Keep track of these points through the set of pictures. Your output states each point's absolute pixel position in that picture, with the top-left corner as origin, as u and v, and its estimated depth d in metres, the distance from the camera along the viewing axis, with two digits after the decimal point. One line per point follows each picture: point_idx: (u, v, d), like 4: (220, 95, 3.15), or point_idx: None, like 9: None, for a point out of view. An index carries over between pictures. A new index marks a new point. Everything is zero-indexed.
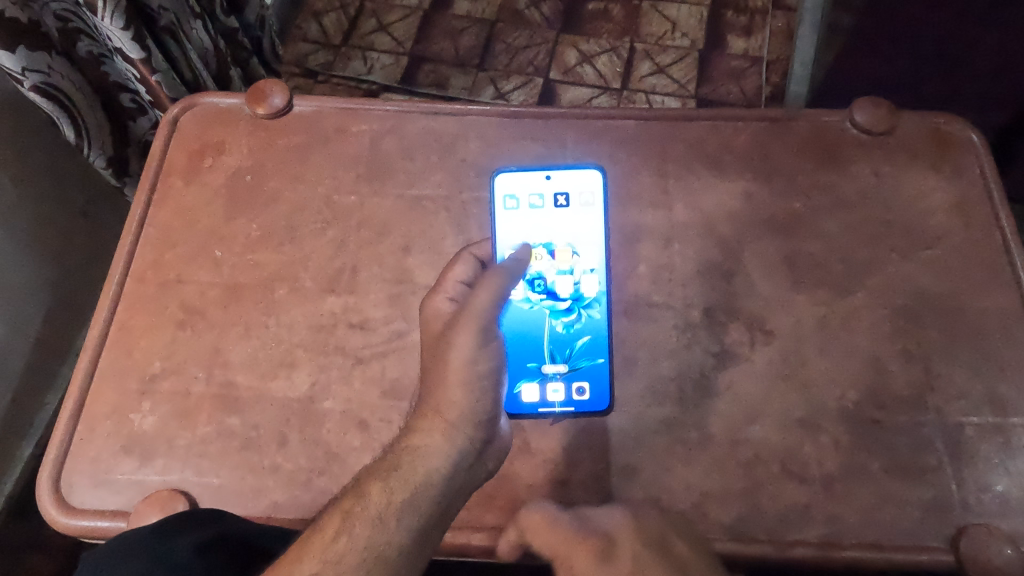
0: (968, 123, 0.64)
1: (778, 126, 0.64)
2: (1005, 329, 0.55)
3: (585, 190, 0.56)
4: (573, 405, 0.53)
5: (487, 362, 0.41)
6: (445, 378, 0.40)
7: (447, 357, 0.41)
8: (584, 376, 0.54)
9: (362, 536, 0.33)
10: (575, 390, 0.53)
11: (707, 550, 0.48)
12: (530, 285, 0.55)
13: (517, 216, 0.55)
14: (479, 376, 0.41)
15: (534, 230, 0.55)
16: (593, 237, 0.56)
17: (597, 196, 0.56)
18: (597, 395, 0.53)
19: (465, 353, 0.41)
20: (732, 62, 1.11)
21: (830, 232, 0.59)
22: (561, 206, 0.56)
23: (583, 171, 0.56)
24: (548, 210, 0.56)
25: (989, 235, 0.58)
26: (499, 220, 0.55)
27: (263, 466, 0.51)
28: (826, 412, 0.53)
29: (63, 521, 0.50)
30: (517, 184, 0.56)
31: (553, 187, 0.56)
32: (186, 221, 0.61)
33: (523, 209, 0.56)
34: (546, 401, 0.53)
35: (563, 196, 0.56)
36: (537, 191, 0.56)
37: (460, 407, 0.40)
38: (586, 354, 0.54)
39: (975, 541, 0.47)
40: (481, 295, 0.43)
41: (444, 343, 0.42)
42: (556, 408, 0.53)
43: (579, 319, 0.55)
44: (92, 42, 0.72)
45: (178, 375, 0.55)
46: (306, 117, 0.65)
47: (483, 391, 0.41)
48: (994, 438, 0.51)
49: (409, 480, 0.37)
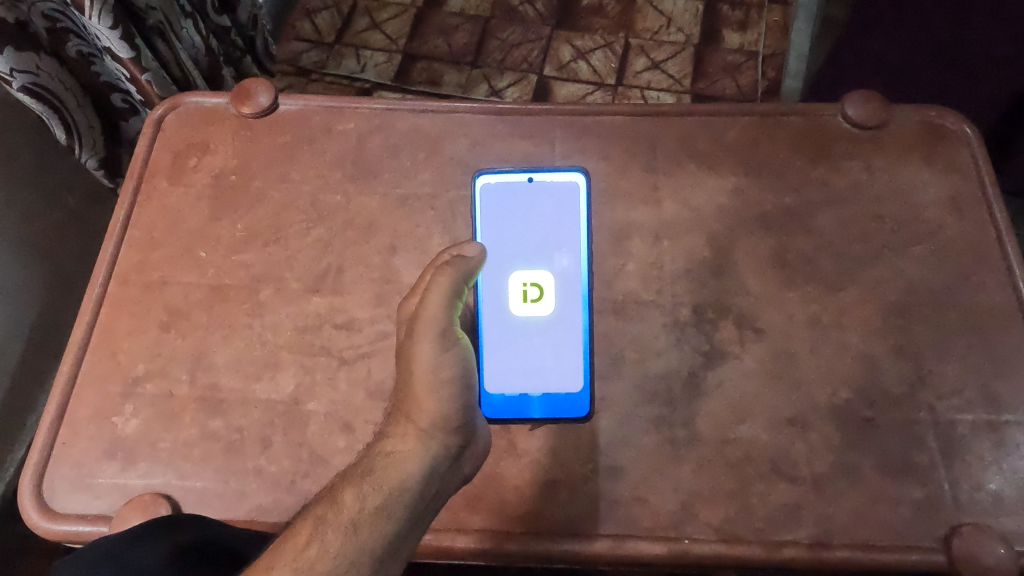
0: (962, 116, 0.63)
1: (769, 121, 0.63)
2: (999, 325, 0.54)
3: (566, 194, 0.54)
4: (552, 412, 0.52)
5: (450, 366, 0.41)
6: (413, 386, 0.40)
7: (411, 364, 0.40)
8: (564, 383, 0.52)
9: (335, 541, 0.32)
10: (555, 397, 0.52)
11: (695, 552, 0.48)
12: (511, 292, 0.53)
13: (496, 220, 0.54)
14: (445, 381, 0.40)
15: (516, 235, 0.54)
16: (575, 243, 0.54)
17: (578, 202, 0.54)
18: (578, 404, 0.52)
19: (426, 360, 0.40)
20: (727, 56, 1.10)
21: (822, 228, 0.58)
22: (543, 211, 0.54)
23: (566, 175, 0.54)
24: (529, 215, 0.54)
25: (983, 230, 0.58)
26: (479, 226, 0.54)
27: (246, 469, 0.51)
28: (817, 410, 0.52)
29: (44, 526, 0.50)
30: (497, 189, 0.54)
31: (534, 191, 0.54)
32: (170, 222, 0.60)
33: (504, 213, 0.54)
34: (524, 408, 0.52)
35: (543, 199, 0.54)
36: (518, 196, 0.54)
37: (431, 412, 0.39)
38: (567, 362, 0.53)
39: (968, 541, 0.46)
40: (432, 299, 0.42)
41: (406, 350, 0.41)
42: (534, 415, 0.52)
43: (560, 327, 0.53)
44: (81, 42, 0.71)
45: (161, 377, 0.54)
46: (292, 116, 0.64)
47: (451, 394, 0.40)
48: (988, 436, 0.50)
49: (383, 485, 0.35)
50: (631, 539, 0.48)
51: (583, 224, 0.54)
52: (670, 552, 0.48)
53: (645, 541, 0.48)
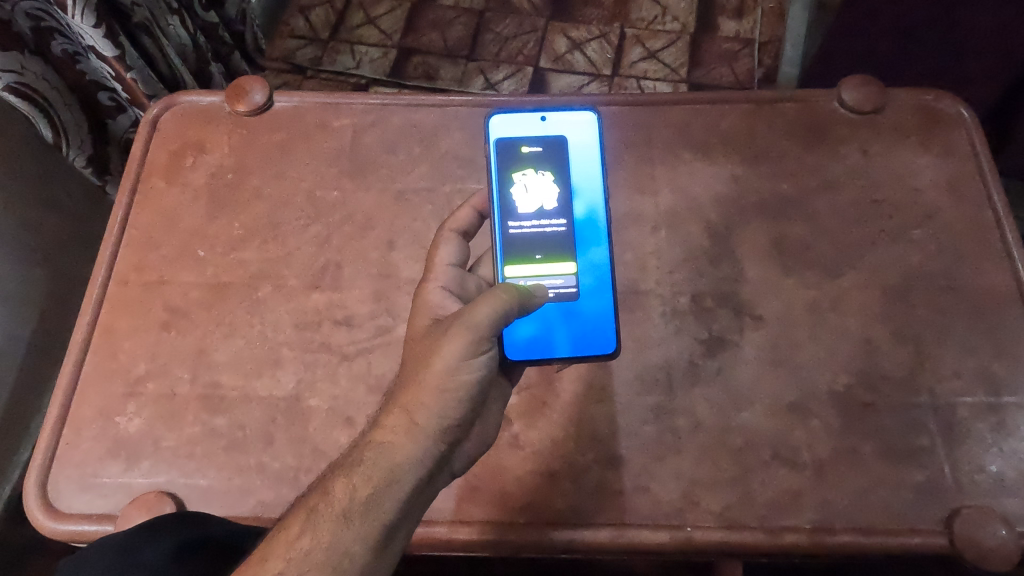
0: (959, 99, 0.63)
1: (766, 109, 0.63)
2: (999, 308, 0.54)
3: (578, 133, 0.52)
4: (575, 353, 0.49)
5: (470, 374, 0.38)
6: (425, 380, 0.37)
7: (430, 358, 0.38)
8: (585, 324, 0.50)
9: (327, 533, 0.32)
10: (580, 338, 0.49)
11: (698, 539, 0.48)
12: (531, 230, 0.50)
13: (511, 159, 0.51)
14: (460, 387, 0.38)
15: (531, 174, 0.51)
16: (591, 181, 0.51)
17: (592, 141, 0.52)
18: (602, 340, 0.49)
19: (451, 364, 0.38)
20: (724, 44, 1.10)
21: (821, 214, 0.58)
22: (558, 149, 0.52)
23: (579, 114, 0.52)
24: (545, 153, 0.51)
25: (980, 212, 0.57)
26: (495, 163, 0.51)
27: (249, 466, 0.51)
28: (818, 396, 0.52)
29: (50, 526, 0.50)
30: (511, 128, 0.52)
31: (548, 129, 0.52)
32: (167, 222, 0.60)
33: (517, 155, 0.51)
34: (551, 348, 0.49)
35: (558, 139, 0.52)
36: (533, 135, 0.52)
37: (433, 411, 0.37)
38: (588, 304, 0.50)
39: (969, 523, 0.47)
40: (483, 307, 0.39)
41: (433, 343, 0.39)
42: (561, 353, 0.49)
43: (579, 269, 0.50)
44: (66, 41, 0.70)
45: (163, 377, 0.54)
46: (286, 114, 0.64)
47: (459, 401, 0.38)
48: (987, 418, 0.50)
49: (373, 474, 0.35)
50: (634, 528, 0.48)
51: (598, 162, 0.52)
52: (673, 540, 0.48)
53: (648, 529, 0.48)
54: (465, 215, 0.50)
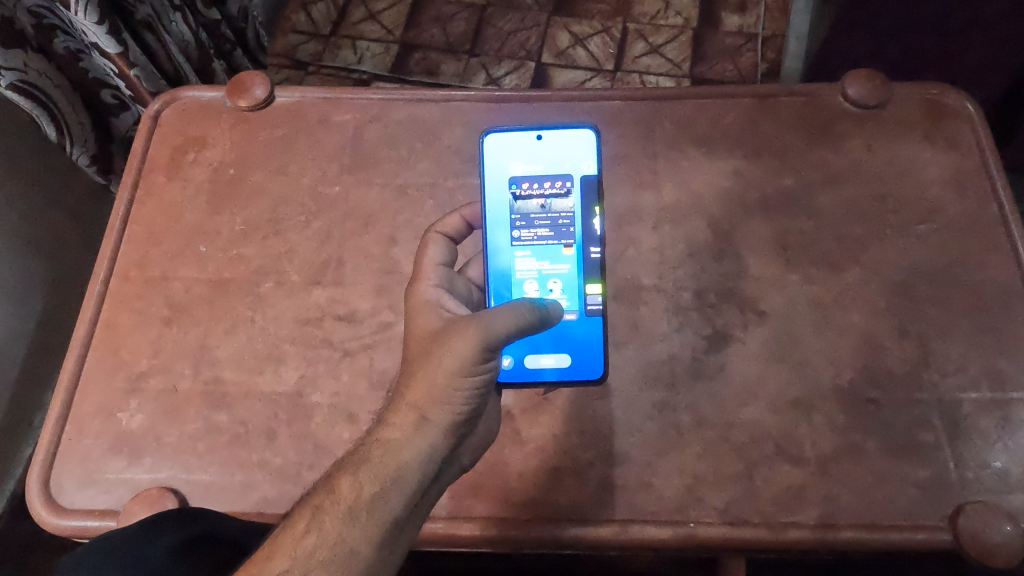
0: (965, 93, 0.62)
1: (769, 103, 0.62)
2: (1004, 303, 0.54)
3: (574, 151, 0.51)
4: (563, 376, 0.50)
5: (476, 377, 0.38)
6: (432, 380, 0.37)
7: (438, 358, 0.38)
8: (576, 349, 0.50)
9: (334, 530, 0.32)
10: (569, 361, 0.50)
11: (700, 535, 0.48)
12: (527, 255, 0.50)
13: (507, 182, 0.51)
14: (466, 388, 0.38)
15: (527, 198, 0.51)
16: (588, 203, 0.51)
17: (589, 160, 0.51)
18: (590, 366, 0.50)
19: (457, 364, 0.38)
20: (727, 39, 1.09)
21: (825, 209, 0.58)
22: (554, 170, 0.51)
23: (576, 133, 0.51)
24: (541, 176, 0.51)
25: (986, 207, 0.57)
26: (490, 187, 0.51)
27: (252, 462, 0.51)
28: (821, 392, 0.52)
29: (53, 521, 0.50)
30: (506, 148, 0.51)
31: (544, 149, 0.51)
32: (169, 217, 0.60)
33: (513, 178, 0.51)
34: (539, 370, 0.50)
35: (554, 158, 0.51)
36: (529, 156, 0.51)
37: (441, 410, 0.37)
38: (579, 330, 0.50)
39: (973, 519, 0.46)
40: (499, 319, 0.39)
41: (440, 342, 0.38)
42: (549, 376, 0.50)
43: (572, 292, 0.50)
44: (68, 39, 0.70)
45: (165, 373, 0.54)
46: (287, 109, 0.64)
47: (465, 400, 0.38)
48: (991, 414, 0.50)
49: (381, 471, 0.35)
50: (637, 524, 0.48)
51: (595, 184, 0.51)
52: (675, 536, 0.48)
53: (650, 526, 0.48)
54: (453, 223, 0.50)
